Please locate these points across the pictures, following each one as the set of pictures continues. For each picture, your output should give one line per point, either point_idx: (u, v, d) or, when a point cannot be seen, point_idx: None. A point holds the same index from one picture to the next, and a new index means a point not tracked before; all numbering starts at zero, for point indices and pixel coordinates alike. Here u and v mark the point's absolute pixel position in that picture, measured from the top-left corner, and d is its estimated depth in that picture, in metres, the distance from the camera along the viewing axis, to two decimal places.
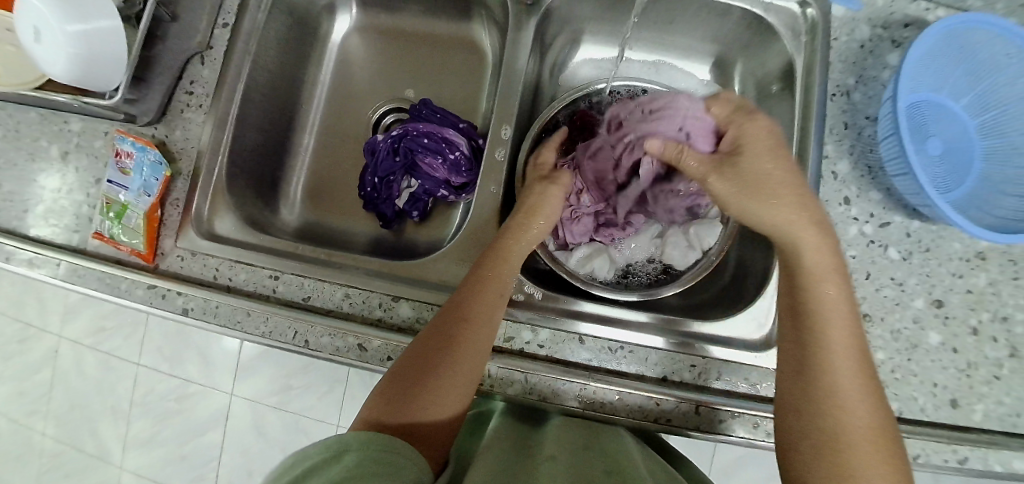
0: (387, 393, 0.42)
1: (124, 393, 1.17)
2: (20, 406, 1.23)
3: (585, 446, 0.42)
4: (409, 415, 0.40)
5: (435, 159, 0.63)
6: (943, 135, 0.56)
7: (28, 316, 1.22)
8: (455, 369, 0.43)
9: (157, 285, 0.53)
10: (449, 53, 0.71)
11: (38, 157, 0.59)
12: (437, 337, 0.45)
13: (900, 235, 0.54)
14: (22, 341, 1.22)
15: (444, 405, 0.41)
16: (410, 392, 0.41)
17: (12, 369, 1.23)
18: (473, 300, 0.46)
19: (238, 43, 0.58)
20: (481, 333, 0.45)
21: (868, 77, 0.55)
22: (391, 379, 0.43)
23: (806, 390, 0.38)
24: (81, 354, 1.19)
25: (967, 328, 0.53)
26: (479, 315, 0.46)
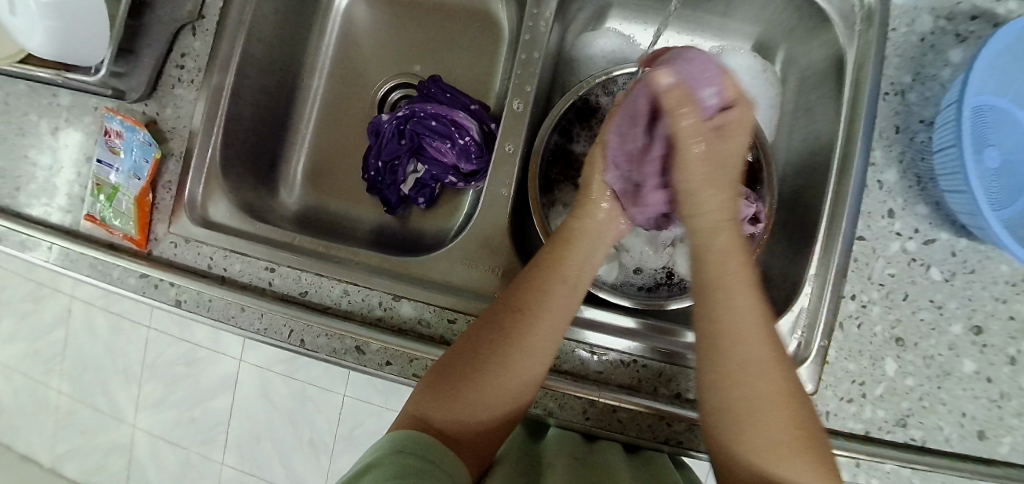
0: (436, 390, 0.39)
1: (134, 356, 1.19)
2: (36, 364, 1.26)
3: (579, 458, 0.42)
4: (458, 414, 0.38)
5: (443, 143, 0.59)
6: (1003, 147, 0.50)
7: (42, 277, 1.23)
8: (513, 375, 0.40)
9: (150, 274, 0.51)
10: (461, 26, 0.65)
11: (28, 132, 0.56)
12: (500, 335, 0.41)
13: (944, 254, 0.49)
14: (35, 301, 1.24)
15: (497, 411, 0.39)
16: (458, 389, 0.39)
17: (26, 328, 1.25)
18: (535, 298, 0.42)
19: (230, 13, 0.53)
20: (544, 339, 0.41)
21: (927, 75, 0.49)
22: (441, 372, 0.41)
23: (712, 384, 0.37)
24: (93, 316, 1.21)
25: (1005, 357, 0.50)
26: (543, 314, 0.41)
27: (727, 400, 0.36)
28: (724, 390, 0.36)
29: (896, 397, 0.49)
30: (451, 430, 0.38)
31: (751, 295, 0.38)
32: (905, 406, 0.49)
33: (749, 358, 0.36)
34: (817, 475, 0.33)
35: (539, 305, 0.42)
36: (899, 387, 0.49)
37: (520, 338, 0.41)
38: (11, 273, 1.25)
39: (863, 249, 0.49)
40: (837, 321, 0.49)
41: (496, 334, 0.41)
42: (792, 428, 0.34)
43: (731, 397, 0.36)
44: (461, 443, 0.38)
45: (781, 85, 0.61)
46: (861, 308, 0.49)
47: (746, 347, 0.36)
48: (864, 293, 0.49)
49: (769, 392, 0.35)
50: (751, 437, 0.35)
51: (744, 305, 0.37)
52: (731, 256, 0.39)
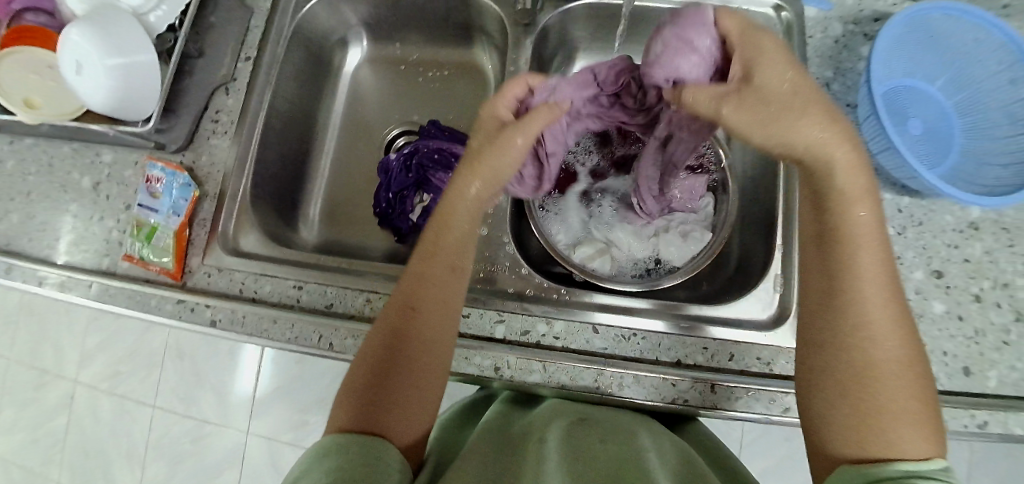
0: (363, 402, 0.42)
1: (136, 434, 1.16)
2: (34, 454, 1.21)
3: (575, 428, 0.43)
4: (392, 418, 0.41)
5: (445, 173, 0.66)
6: (924, 117, 0.59)
7: (43, 362, 1.21)
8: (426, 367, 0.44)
9: (185, 299, 0.55)
10: (452, 76, 0.74)
11: (72, 189, 0.62)
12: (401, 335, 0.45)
13: (892, 211, 0.57)
14: (37, 388, 1.21)
15: (416, 401, 0.43)
16: (383, 394, 0.42)
17: (26, 417, 1.21)
18: (420, 294, 0.46)
19: (258, 74, 0.63)
20: (438, 325, 0.45)
21: (845, 68, 0.59)
22: (360, 379, 0.44)
23: (837, 353, 0.36)
24: (94, 397, 1.18)
25: (969, 296, 0.55)
26: (432, 309, 0.46)
27: (854, 363, 0.35)
28: (857, 350, 0.35)
29: None
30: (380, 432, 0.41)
31: (874, 248, 0.36)
32: None
33: (883, 327, 0.35)
34: (920, 442, 0.32)
35: (421, 298, 0.46)
36: None
37: (421, 332, 0.45)
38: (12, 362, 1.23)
39: None
40: None
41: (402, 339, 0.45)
42: (905, 398, 0.33)
43: (868, 360, 0.35)
44: (397, 438, 0.41)
45: None
46: None
47: (882, 310, 0.35)
48: None
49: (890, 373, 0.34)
50: (880, 410, 0.33)
51: (874, 271, 0.36)
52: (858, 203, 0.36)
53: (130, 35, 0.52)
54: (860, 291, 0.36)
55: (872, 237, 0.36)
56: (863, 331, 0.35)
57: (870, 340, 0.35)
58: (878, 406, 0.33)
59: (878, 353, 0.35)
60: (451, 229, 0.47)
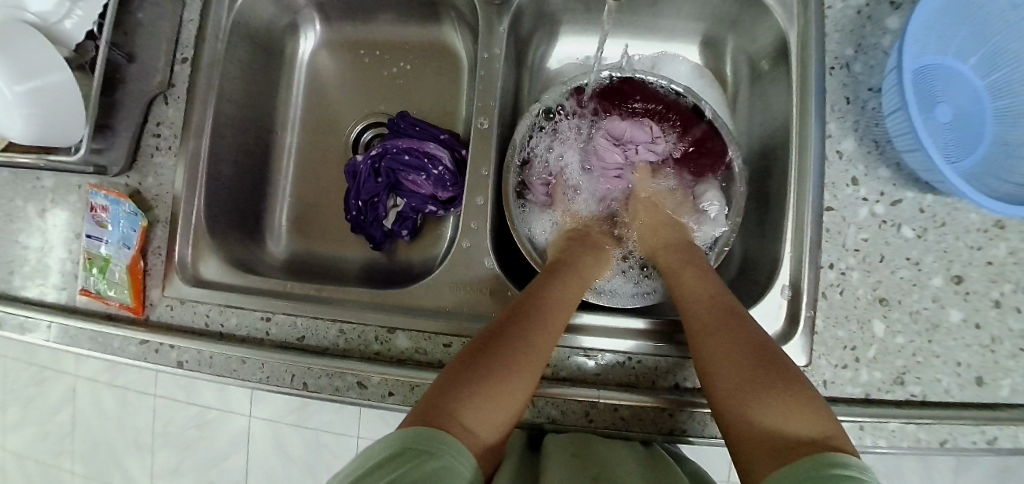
0: (449, 380, 0.39)
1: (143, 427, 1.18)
2: (47, 446, 1.23)
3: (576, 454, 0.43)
4: (472, 402, 0.37)
5: (418, 175, 0.60)
6: (951, 101, 0.52)
7: (42, 360, 1.21)
8: (527, 360, 0.41)
9: (149, 339, 0.52)
10: (422, 60, 0.66)
11: (16, 217, 0.57)
12: (518, 324, 0.43)
13: (913, 212, 0.50)
14: (40, 384, 1.22)
15: (506, 400, 0.39)
16: (471, 377, 0.39)
17: (32, 413, 1.23)
18: (547, 298, 0.46)
19: (199, 77, 0.55)
20: (551, 326, 0.44)
21: (869, 45, 0.51)
22: (458, 364, 0.41)
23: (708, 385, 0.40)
24: (98, 392, 1.19)
25: (990, 301, 0.51)
26: (553, 308, 0.45)
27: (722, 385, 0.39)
28: (724, 382, 0.39)
29: (890, 356, 0.50)
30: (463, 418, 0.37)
31: (712, 305, 0.44)
32: (900, 364, 0.50)
33: (723, 346, 0.41)
34: (811, 420, 0.35)
35: (548, 297, 0.46)
36: (890, 346, 0.50)
37: (534, 328, 0.43)
38: (14, 359, 1.24)
39: (834, 219, 0.50)
40: (820, 290, 0.50)
41: (519, 329, 0.43)
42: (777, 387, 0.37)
43: (730, 386, 0.39)
44: (467, 418, 0.37)
45: (736, 73, 0.62)
46: (840, 276, 0.50)
47: (716, 337, 0.42)
48: (841, 261, 0.50)
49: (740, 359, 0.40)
50: (762, 404, 0.37)
51: (694, 292, 0.47)
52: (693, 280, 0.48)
53: (36, 50, 0.45)
54: (695, 331, 0.44)
55: (706, 280, 0.48)
56: (719, 360, 0.40)
57: (720, 369, 0.40)
58: (759, 403, 0.37)
59: (727, 370, 0.40)
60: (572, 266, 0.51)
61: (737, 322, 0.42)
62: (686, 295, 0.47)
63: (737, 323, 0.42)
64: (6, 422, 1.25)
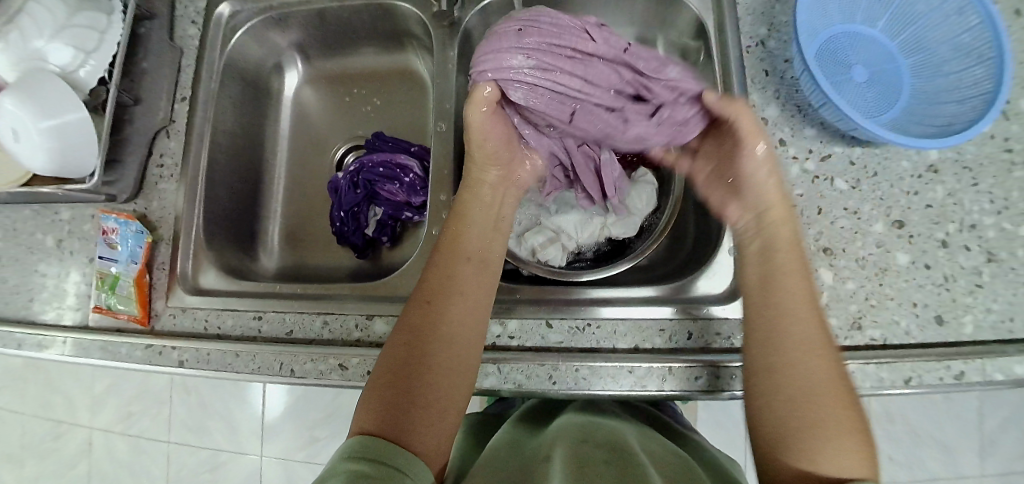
0: (391, 398, 0.43)
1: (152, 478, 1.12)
2: None
3: (582, 438, 0.48)
4: (422, 415, 0.43)
5: (393, 185, 0.66)
6: (866, 62, 0.56)
7: (57, 414, 1.15)
8: (454, 357, 0.46)
9: (153, 343, 0.57)
10: (393, 86, 0.74)
11: (36, 249, 0.64)
12: (430, 328, 0.47)
13: (844, 165, 0.54)
14: (55, 438, 1.15)
15: (438, 420, 0.43)
16: (412, 388, 0.44)
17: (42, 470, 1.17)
18: (452, 292, 0.49)
19: (195, 113, 0.63)
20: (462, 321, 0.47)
21: (780, 23, 0.56)
22: (382, 398, 0.43)
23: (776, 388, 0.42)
24: (104, 444, 1.14)
25: (935, 242, 0.53)
26: (458, 302, 0.48)
27: (795, 395, 0.41)
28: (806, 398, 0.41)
29: (842, 302, 0.52)
30: (418, 443, 0.41)
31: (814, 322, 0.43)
32: (854, 309, 0.52)
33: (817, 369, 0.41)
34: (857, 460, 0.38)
35: (455, 290, 0.49)
36: (841, 293, 0.52)
37: (451, 329, 0.47)
38: (30, 417, 1.16)
39: None
40: None
41: (435, 333, 0.46)
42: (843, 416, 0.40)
43: (806, 407, 0.41)
44: (427, 430, 0.42)
45: None
46: None
47: (812, 361, 0.42)
48: None
49: (813, 398, 0.41)
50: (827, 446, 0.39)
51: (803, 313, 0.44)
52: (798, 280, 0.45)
53: (61, 95, 0.53)
54: (790, 340, 0.43)
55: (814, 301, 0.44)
56: (806, 372, 0.42)
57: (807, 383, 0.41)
58: (828, 438, 0.39)
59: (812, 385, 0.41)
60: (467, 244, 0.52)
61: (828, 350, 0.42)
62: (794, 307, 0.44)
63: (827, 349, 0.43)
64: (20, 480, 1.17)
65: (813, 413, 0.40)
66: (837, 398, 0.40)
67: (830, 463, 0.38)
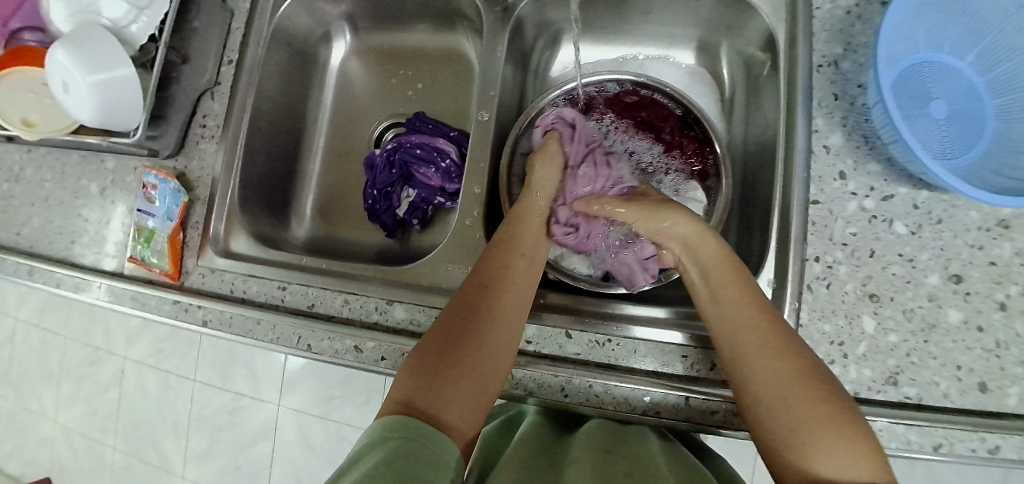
0: (420, 376, 0.40)
1: (171, 417, 1.15)
2: (88, 423, 1.21)
3: (608, 448, 0.43)
4: (455, 400, 0.39)
5: (428, 168, 0.64)
6: (946, 97, 0.52)
7: (93, 341, 1.20)
8: (492, 350, 0.43)
9: (181, 299, 0.59)
10: (438, 66, 0.72)
11: (81, 194, 0.66)
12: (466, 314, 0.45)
13: (906, 208, 0.50)
14: (92, 364, 1.20)
15: (470, 401, 0.40)
16: (441, 370, 0.40)
17: (74, 394, 1.22)
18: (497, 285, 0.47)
19: (241, 76, 0.63)
20: (507, 317, 0.45)
21: (858, 44, 0.52)
22: (414, 370, 0.41)
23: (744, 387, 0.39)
24: (130, 378, 1.18)
25: (993, 304, 0.49)
26: (506, 299, 0.46)
27: (765, 391, 0.38)
28: (766, 389, 0.38)
29: (881, 354, 0.49)
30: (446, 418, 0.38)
31: (755, 310, 0.42)
32: (892, 363, 0.49)
33: (770, 359, 0.39)
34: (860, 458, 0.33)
35: (502, 284, 0.47)
36: (882, 344, 0.49)
37: (488, 318, 0.44)
38: (69, 341, 1.22)
39: (820, 212, 0.50)
40: (806, 283, 0.50)
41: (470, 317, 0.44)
42: (828, 410, 0.35)
43: (780, 398, 0.37)
44: (449, 416, 0.38)
45: (731, 78, 0.64)
46: (827, 269, 0.50)
47: (768, 351, 0.39)
48: (828, 254, 0.50)
49: (775, 387, 0.37)
50: (813, 440, 0.34)
51: (740, 312, 0.42)
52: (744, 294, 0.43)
53: (111, 51, 0.54)
54: (745, 337, 0.41)
55: (756, 299, 0.43)
56: (772, 364, 0.38)
57: (765, 371, 0.38)
58: (815, 438, 0.34)
59: (770, 373, 0.38)
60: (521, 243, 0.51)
61: (787, 339, 0.40)
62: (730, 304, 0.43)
63: (786, 339, 0.40)
64: (57, 399, 1.24)
65: (775, 404, 0.37)
66: (814, 395, 0.36)
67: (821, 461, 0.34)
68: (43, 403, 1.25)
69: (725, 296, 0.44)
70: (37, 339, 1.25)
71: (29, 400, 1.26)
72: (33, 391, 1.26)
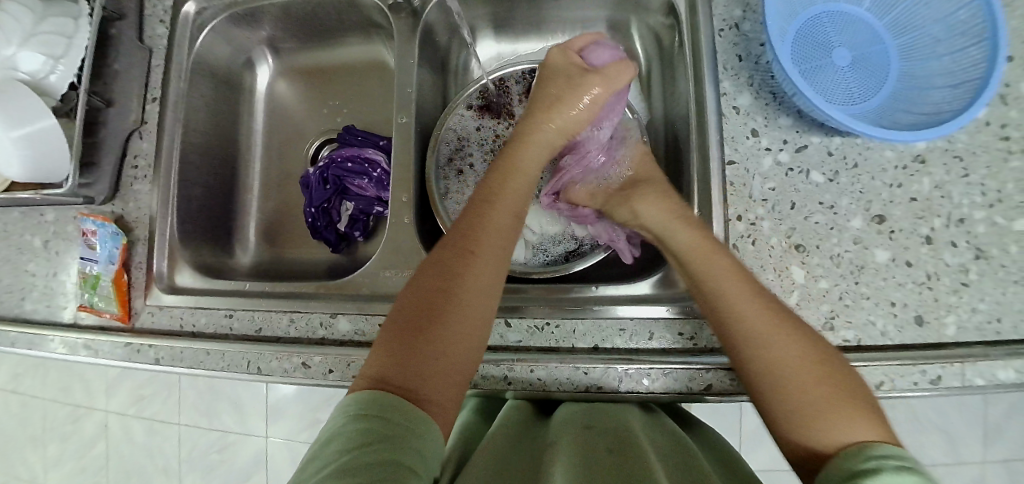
0: (397, 350, 0.39)
1: (161, 463, 1.15)
2: (82, 480, 1.21)
3: (587, 424, 0.44)
4: (438, 367, 0.38)
5: (362, 180, 0.65)
6: (851, 43, 0.52)
7: (75, 397, 1.20)
8: (476, 311, 0.42)
9: (132, 342, 0.59)
10: (364, 78, 0.73)
11: (25, 249, 0.66)
12: (449, 276, 0.43)
13: (821, 156, 0.50)
14: (75, 420, 1.20)
15: (452, 381, 0.39)
16: (421, 340, 0.39)
17: (63, 453, 1.21)
18: (474, 240, 0.45)
19: (167, 113, 0.63)
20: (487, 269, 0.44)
21: (755, 3, 0.53)
22: (392, 345, 0.39)
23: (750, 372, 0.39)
24: (114, 430, 1.17)
25: (919, 238, 0.49)
26: (484, 252, 0.45)
27: (767, 369, 0.38)
28: (766, 368, 0.38)
29: (814, 302, 0.49)
30: (429, 395, 0.37)
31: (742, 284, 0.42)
32: (826, 308, 0.49)
33: (767, 347, 0.39)
34: (860, 423, 0.34)
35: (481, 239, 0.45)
36: (814, 291, 0.49)
37: (473, 274, 0.43)
38: (50, 400, 1.21)
39: (737, 172, 0.51)
40: (731, 242, 0.50)
41: (452, 277, 0.43)
42: (823, 374, 0.37)
43: (781, 379, 0.38)
44: (435, 392, 0.37)
45: (645, 52, 0.64)
46: (750, 226, 0.50)
47: (766, 334, 0.39)
48: (750, 211, 0.50)
49: (792, 370, 0.37)
50: (823, 413, 0.35)
51: (735, 288, 0.42)
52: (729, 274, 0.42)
53: (28, 103, 0.55)
54: (743, 324, 0.40)
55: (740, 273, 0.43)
56: (765, 339, 0.39)
57: (760, 348, 0.39)
58: (818, 411, 0.35)
59: (773, 350, 0.39)
60: (503, 191, 0.49)
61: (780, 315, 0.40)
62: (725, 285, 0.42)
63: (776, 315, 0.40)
64: (48, 459, 1.23)
65: (784, 384, 0.37)
66: (807, 370, 0.37)
67: (835, 428, 0.34)
68: (35, 465, 1.24)
69: (716, 275, 0.43)
70: (20, 402, 1.24)
71: (22, 462, 1.26)
72: (22, 456, 1.26)
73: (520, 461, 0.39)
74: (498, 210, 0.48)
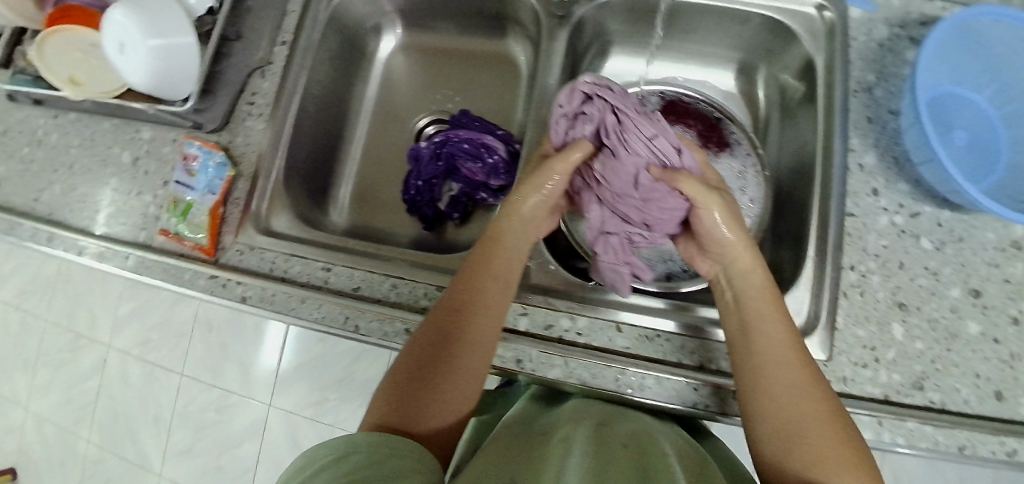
0: (399, 385, 0.41)
1: (152, 411, 1.09)
2: (63, 413, 1.15)
3: (600, 422, 0.43)
4: (435, 405, 0.40)
5: (474, 163, 0.64)
6: (967, 127, 0.57)
7: (75, 327, 1.14)
8: (475, 356, 0.43)
9: (218, 275, 0.57)
10: (484, 67, 0.74)
11: (110, 162, 0.64)
12: (449, 320, 0.44)
13: (930, 225, 0.54)
14: (71, 350, 1.14)
15: (449, 412, 0.41)
16: (421, 380, 0.41)
17: (50, 381, 1.15)
18: (469, 290, 0.46)
19: (295, 58, 0.63)
20: (480, 321, 0.44)
21: (890, 74, 0.56)
22: (399, 374, 0.42)
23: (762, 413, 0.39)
24: (109, 368, 1.11)
25: (1009, 318, 0.52)
26: (483, 305, 0.45)
27: (767, 407, 0.39)
28: (782, 409, 0.38)
29: (908, 360, 0.51)
30: (426, 428, 0.40)
31: (784, 322, 0.42)
32: (918, 368, 0.51)
33: (797, 388, 0.39)
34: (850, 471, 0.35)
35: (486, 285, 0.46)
36: (909, 350, 0.51)
37: (465, 321, 0.44)
38: (48, 324, 1.15)
39: (856, 224, 0.54)
40: (841, 289, 0.53)
41: (450, 321, 0.44)
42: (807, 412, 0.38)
43: (785, 426, 0.38)
44: (427, 426, 0.39)
45: (767, 99, 0.68)
46: (861, 278, 0.53)
47: (775, 372, 0.40)
48: (862, 263, 0.53)
49: (798, 401, 0.38)
50: (821, 458, 0.36)
51: (765, 325, 0.42)
52: (764, 300, 0.43)
53: (172, 17, 0.54)
54: (758, 367, 0.41)
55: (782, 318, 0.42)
56: (761, 384, 0.40)
57: (772, 385, 0.39)
58: (821, 457, 0.36)
59: (778, 385, 0.39)
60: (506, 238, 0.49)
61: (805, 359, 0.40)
62: (761, 318, 0.43)
63: (773, 359, 0.40)
64: (33, 383, 1.17)
65: (802, 427, 0.37)
66: (813, 411, 0.38)
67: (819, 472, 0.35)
68: (19, 388, 1.18)
69: (756, 315, 0.43)
70: (14, 321, 1.18)
71: (6, 382, 1.19)
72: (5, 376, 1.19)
73: (519, 452, 0.38)
74: (499, 258, 0.48)
